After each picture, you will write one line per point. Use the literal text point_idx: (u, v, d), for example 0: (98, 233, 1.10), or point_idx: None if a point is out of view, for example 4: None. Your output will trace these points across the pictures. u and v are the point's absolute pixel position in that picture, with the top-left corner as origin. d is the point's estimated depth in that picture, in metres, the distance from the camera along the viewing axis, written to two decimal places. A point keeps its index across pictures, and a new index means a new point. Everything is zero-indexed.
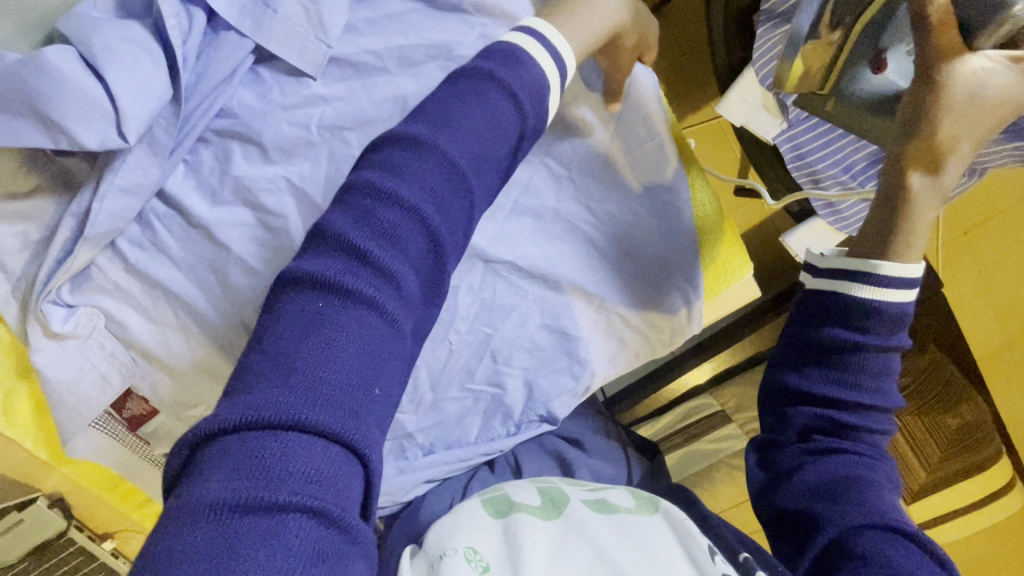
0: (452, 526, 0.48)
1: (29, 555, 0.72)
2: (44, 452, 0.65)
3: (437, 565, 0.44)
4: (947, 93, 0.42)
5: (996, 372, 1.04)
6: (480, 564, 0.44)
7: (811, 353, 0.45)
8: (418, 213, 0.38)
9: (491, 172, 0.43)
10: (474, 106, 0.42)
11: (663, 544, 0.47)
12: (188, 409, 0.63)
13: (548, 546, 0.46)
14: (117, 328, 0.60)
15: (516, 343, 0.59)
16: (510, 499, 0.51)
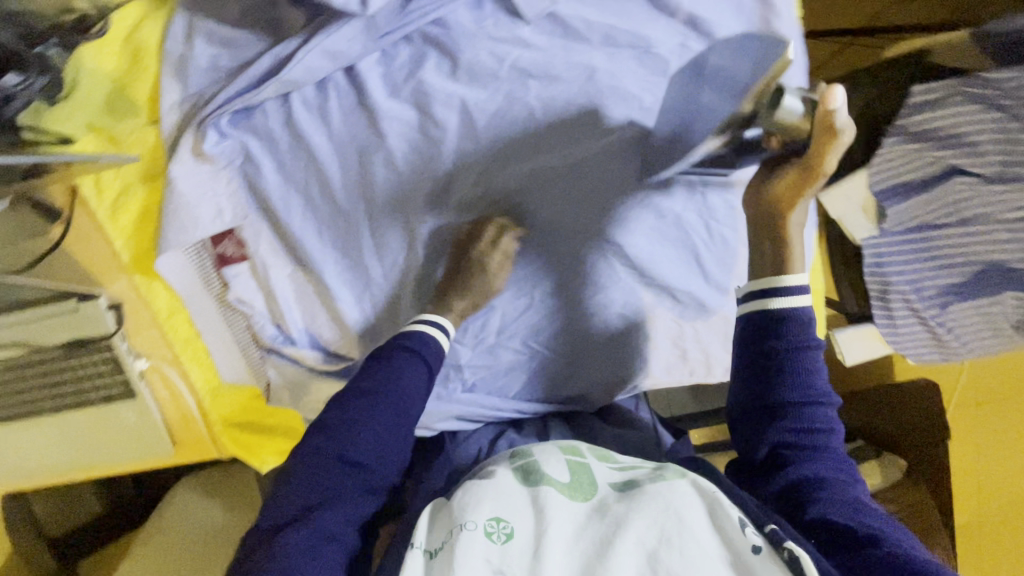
0: (477, 493, 0.54)
1: (66, 345, 0.74)
2: (127, 255, 0.70)
3: (458, 535, 0.50)
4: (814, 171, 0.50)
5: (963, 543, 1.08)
6: (501, 532, 0.50)
7: (761, 389, 0.56)
8: (355, 424, 0.55)
9: (421, 393, 0.59)
10: (382, 358, 0.59)
11: (691, 511, 0.50)
12: (276, 266, 0.68)
13: (570, 527, 0.51)
14: (252, 174, 0.64)
15: (588, 324, 0.66)
16: (540, 471, 0.57)
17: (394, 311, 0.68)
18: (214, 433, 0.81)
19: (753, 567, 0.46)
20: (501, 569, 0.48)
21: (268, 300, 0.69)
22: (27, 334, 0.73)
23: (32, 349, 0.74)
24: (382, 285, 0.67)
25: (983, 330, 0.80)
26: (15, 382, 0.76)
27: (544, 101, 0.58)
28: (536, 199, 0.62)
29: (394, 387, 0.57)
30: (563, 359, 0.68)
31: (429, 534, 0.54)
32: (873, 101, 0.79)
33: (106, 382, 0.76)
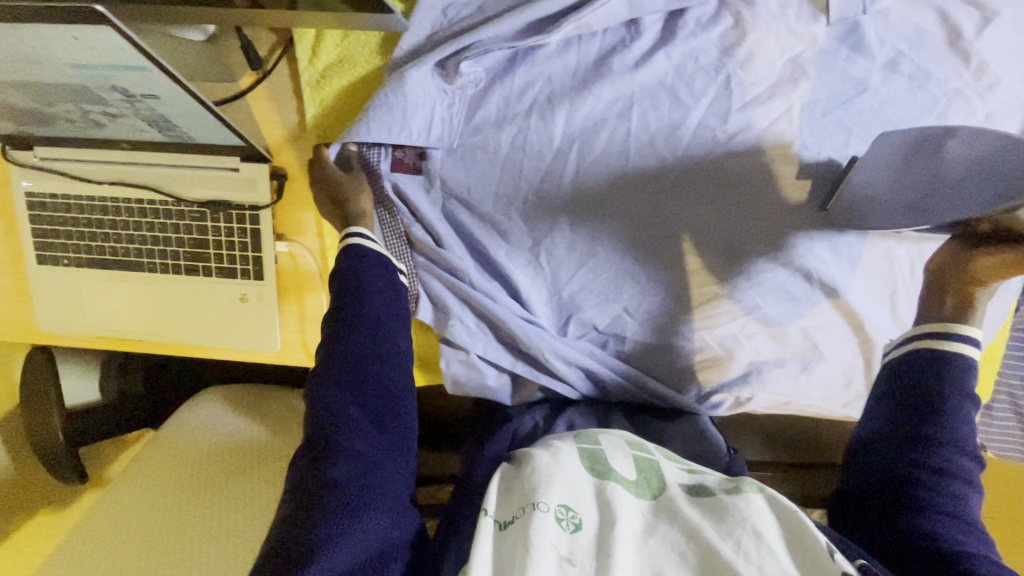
0: (548, 473, 0.50)
1: (208, 202, 0.67)
2: (314, 128, 0.66)
3: (531, 515, 0.46)
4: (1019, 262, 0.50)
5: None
6: (573, 521, 0.47)
7: (909, 418, 0.53)
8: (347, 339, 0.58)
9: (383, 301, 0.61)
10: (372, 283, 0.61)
11: (763, 518, 0.46)
12: (471, 185, 0.65)
13: (638, 526, 0.47)
14: (488, 86, 0.62)
15: (771, 328, 0.65)
16: (609, 463, 0.53)
17: (573, 264, 0.66)
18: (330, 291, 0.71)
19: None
20: (570, 560, 0.45)
21: (447, 218, 0.66)
22: (176, 180, 0.68)
23: (171, 197, 0.68)
24: (569, 236, 0.66)
25: None
26: (133, 228, 0.70)
27: (815, 104, 0.59)
28: (766, 195, 0.61)
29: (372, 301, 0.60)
30: (731, 357, 0.67)
31: (499, 503, 0.51)
32: None
33: (237, 254, 0.69)
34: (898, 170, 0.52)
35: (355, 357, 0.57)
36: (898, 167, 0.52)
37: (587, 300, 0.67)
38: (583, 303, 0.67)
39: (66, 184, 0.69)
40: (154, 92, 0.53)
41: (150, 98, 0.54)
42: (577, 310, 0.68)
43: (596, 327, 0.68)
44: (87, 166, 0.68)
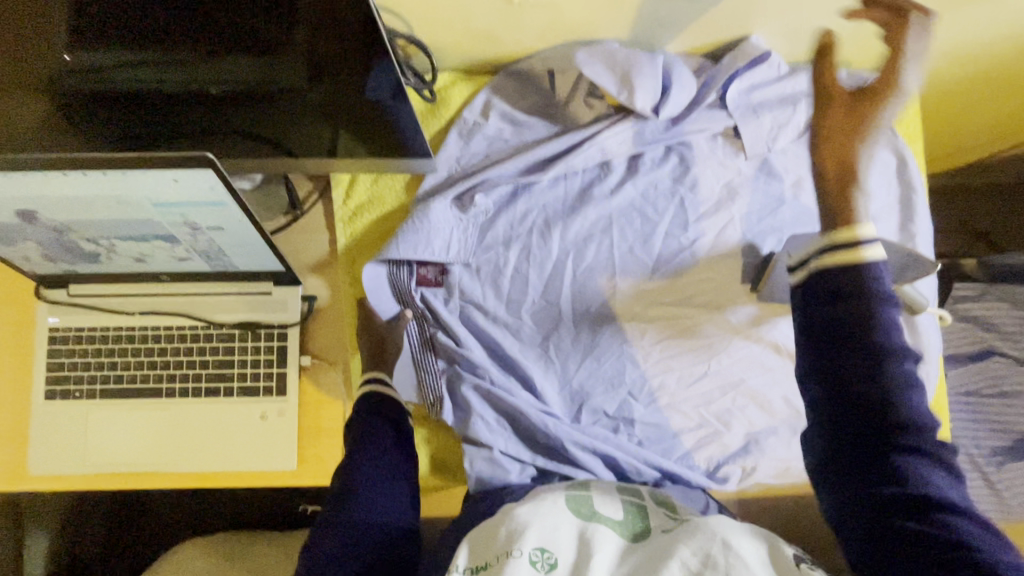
0: (528, 520, 0.53)
1: (240, 323, 0.72)
2: (345, 253, 0.76)
3: (506, 560, 0.49)
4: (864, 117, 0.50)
5: None
6: (547, 562, 0.49)
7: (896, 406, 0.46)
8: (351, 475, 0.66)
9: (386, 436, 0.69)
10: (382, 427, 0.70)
11: (742, 534, 0.49)
12: (483, 293, 0.75)
13: (610, 556, 0.50)
14: (496, 214, 0.76)
15: (757, 398, 0.73)
16: (591, 508, 0.56)
17: (578, 355, 0.74)
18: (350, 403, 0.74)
19: None
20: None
21: (464, 323, 0.75)
22: (209, 305, 0.73)
23: (202, 321, 0.72)
24: (572, 331, 0.75)
25: None
26: (155, 354, 0.72)
27: (750, 214, 0.76)
28: (731, 285, 0.75)
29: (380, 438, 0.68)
30: (728, 429, 0.73)
31: (469, 554, 0.53)
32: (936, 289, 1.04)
33: (262, 372, 0.72)
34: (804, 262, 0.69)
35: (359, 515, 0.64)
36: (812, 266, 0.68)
37: (595, 388, 0.74)
38: (592, 391, 0.74)
39: (94, 316, 0.73)
40: (220, 223, 0.62)
41: (213, 229, 0.63)
42: (587, 397, 0.74)
43: (607, 413, 0.74)
44: (122, 297, 0.73)
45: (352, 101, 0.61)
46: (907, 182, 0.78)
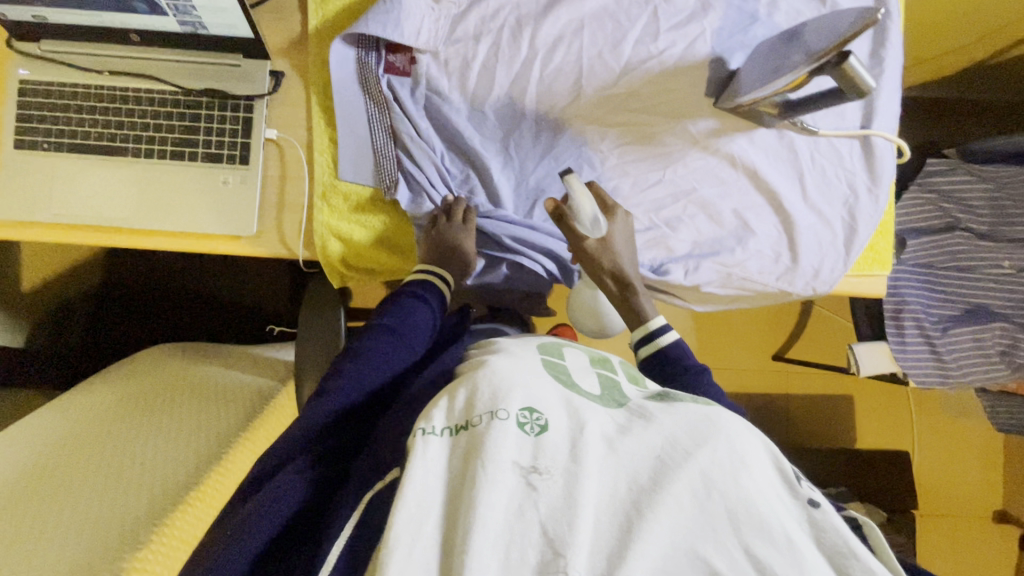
0: (508, 379, 0.44)
1: (205, 91, 0.73)
2: (313, 34, 0.76)
3: (488, 422, 0.40)
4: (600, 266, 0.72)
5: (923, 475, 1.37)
6: (537, 423, 0.41)
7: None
8: (376, 335, 0.70)
9: (409, 315, 0.72)
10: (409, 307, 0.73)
11: (745, 433, 0.43)
12: (449, 86, 0.76)
13: (610, 424, 0.43)
14: (467, 6, 0.76)
15: (706, 207, 0.75)
16: (573, 380, 0.50)
17: (537, 153, 0.76)
18: (312, 180, 0.76)
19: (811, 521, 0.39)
20: (537, 468, 0.38)
21: (427, 114, 0.76)
22: (177, 72, 0.74)
23: (170, 85, 0.73)
24: (534, 130, 0.76)
25: (980, 361, 0.97)
26: (124, 115, 0.74)
27: (723, 27, 0.76)
28: (695, 97, 0.75)
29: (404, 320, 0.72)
30: (674, 232, 0.75)
31: (445, 415, 0.43)
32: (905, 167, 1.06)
33: (226, 140, 0.74)
34: (768, 54, 0.67)
35: (373, 354, 0.67)
36: (773, 55, 0.66)
37: (550, 185, 0.76)
38: (547, 188, 0.76)
39: (63, 72, 0.73)
40: None
41: None
42: (543, 194, 0.76)
43: None
44: (90, 57, 0.74)
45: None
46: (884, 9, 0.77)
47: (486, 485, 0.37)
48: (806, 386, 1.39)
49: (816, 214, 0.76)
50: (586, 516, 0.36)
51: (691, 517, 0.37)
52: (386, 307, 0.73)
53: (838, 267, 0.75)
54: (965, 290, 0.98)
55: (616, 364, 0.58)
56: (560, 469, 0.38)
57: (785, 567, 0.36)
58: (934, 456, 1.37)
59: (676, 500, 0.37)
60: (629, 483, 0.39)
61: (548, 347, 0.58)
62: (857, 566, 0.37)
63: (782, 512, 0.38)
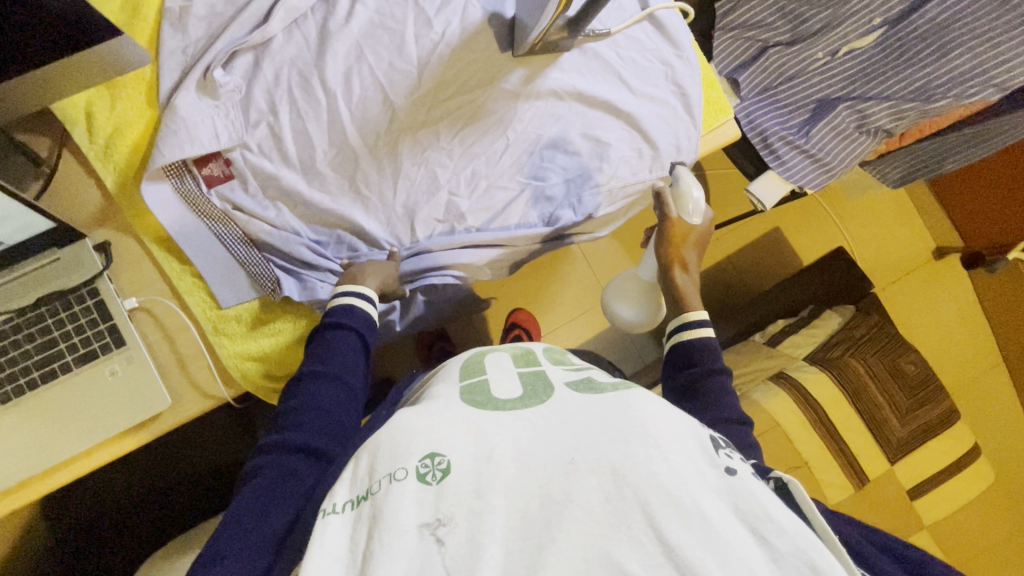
0: (407, 430, 0.47)
1: (40, 300, 0.68)
2: (116, 190, 0.72)
3: (388, 485, 0.43)
4: (681, 253, 0.78)
5: (870, 260, 1.49)
6: (439, 468, 0.43)
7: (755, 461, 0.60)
8: (315, 386, 0.62)
9: (344, 355, 0.65)
10: (339, 344, 0.65)
11: (662, 417, 0.45)
12: (274, 167, 0.74)
13: (521, 438, 0.45)
14: (248, 88, 0.74)
15: (559, 145, 0.78)
16: (491, 392, 0.52)
17: (389, 181, 0.75)
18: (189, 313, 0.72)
19: (736, 487, 0.42)
20: (440, 521, 0.41)
21: (272, 204, 0.74)
22: (0, 298, 0.68)
23: (1, 315, 0.68)
24: (373, 161, 0.75)
25: (842, 141, 1.06)
26: None
27: None
28: (494, 58, 0.78)
29: (341, 361, 0.64)
30: (546, 182, 0.78)
31: (347, 488, 0.47)
32: (704, 20, 1.14)
33: (89, 334, 0.69)
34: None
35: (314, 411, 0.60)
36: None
37: (417, 201, 0.76)
38: (416, 205, 0.76)
39: None
40: None
41: None
42: (416, 211, 0.75)
43: (438, 220, 0.76)
44: None
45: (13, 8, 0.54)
46: None
47: (387, 551, 0.40)
48: (738, 240, 1.47)
49: (650, 100, 0.80)
50: (490, 556, 0.39)
51: (604, 517, 0.40)
52: (313, 347, 0.66)
53: (693, 135, 0.80)
54: (802, 96, 1.07)
55: (540, 353, 0.60)
56: (460, 513, 0.41)
57: (697, 543, 0.38)
58: (867, 240, 1.49)
59: (585, 509, 0.40)
60: (538, 504, 0.41)
61: (473, 362, 0.58)
62: (770, 528, 0.40)
63: (694, 480, 0.41)
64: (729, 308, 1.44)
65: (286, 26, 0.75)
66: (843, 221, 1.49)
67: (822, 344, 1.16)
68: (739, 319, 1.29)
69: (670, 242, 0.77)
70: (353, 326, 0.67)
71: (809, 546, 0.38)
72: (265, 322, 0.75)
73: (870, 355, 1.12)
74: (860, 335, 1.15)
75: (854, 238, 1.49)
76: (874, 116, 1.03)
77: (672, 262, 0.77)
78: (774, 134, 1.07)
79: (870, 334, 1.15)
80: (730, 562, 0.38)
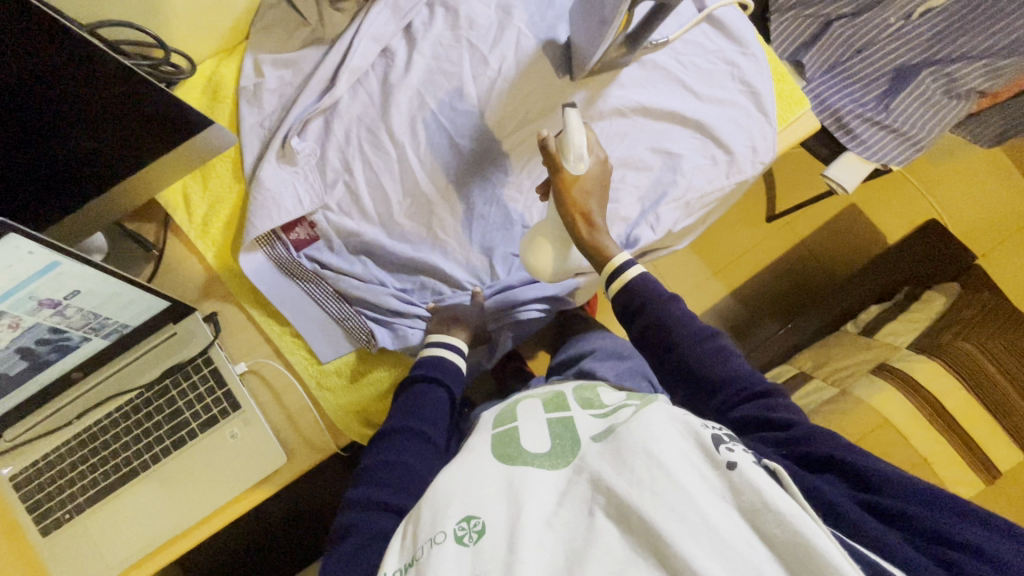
0: (447, 494, 0.51)
1: (164, 373, 0.74)
2: (217, 264, 0.77)
3: (431, 550, 0.47)
4: (584, 209, 0.68)
5: (967, 229, 1.37)
6: (475, 529, 0.47)
7: (729, 385, 0.61)
8: (406, 442, 0.64)
9: (434, 414, 0.67)
10: (431, 399, 0.68)
11: (657, 429, 0.47)
12: (354, 223, 0.76)
13: (548, 500, 0.48)
14: (323, 151, 0.77)
15: (630, 163, 0.76)
16: (519, 443, 0.56)
17: (464, 222, 0.77)
18: (289, 369, 0.76)
19: (735, 485, 0.43)
20: None
21: (357, 259, 0.77)
22: (132, 375, 0.74)
23: (134, 390, 0.74)
24: (447, 205, 0.77)
25: (927, 110, 0.98)
26: (113, 441, 0.73)
27: (533, 16, 0.78)
28: (554, 85, 0.77)
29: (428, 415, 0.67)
30: (620, 202, 0.75)
31: (397, 556, 0.51)
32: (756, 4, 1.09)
33: (209, 400, 0.74)
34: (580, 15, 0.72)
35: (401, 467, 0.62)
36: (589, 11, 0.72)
37: (494, 239, 0.76)
38: (493, 243, 0.76)
39: (40, 445, 0.73)
40: (76, 287, 0.61)
41: (73, 296, 0.62)
42: (493, 248, 0.76)
43: (515, 254, 0.77)
44: (52, 418, 0.74)
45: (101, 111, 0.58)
46: None
47: None
48: (810, 222, 1.39)
49: (718, 103, 0.77)
50: None
51: (619, 552, 0.43)
52: (402, 398, 0.68)
53: (769, 132, 0.77)
54: (875, 70, 1.00)
55: (570, 395, 0.63)
56: (495, 568, 0.44)
57: (707, 554, 0.39)
58: (959, 207, 1.38)
59: (602, 549, 0.42)
60: (565, 554, 0.44)
61: (506, 412, 0.63)
62: (770, 518, 0.41)
63: (691, 487, 0.43)
64: (805, 297, 1.38)
65: (352, 86, 0.78)
66: (926, 193, 1.38)
67: (926, 329, 1.07)
68: (825, 309, 1.22)
69: (567, 205, 0.68)
70: (445, 381, 0.70)
71: (806, 529, 0.39)
72: (361, 374, 0.77)
73: (988, 335, 1.02)
74: (970, 315, 1.06)
75: (943, 208, 1.38)
76: (963, 78, 0.95)
77: (576, 222, 0.68)
78: (849, 111, 1.00)
79: (981, 313, 1.06)
80: (737, 566, 0.39)
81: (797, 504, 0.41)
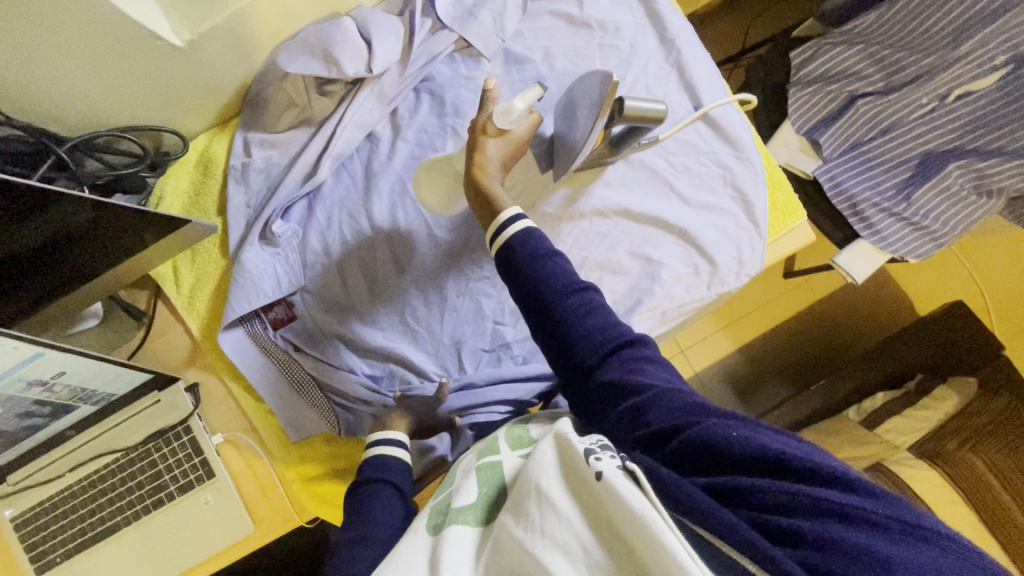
0: None
1: (147, 438, 0.78)
2: (200, 336, 0.80)
3: None
4: (485, 154, 0.64)
5: (1001, 312, 1.29)
6: None
7: (587, 343, 0.54)
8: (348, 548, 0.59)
9: (383, 517, 0.62)
10: (378, 504, 0.63)
11: (539, 461, 0.47)
12: (331, 307, 0.78)
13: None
14: (304, 233, 0.78)
15: (607, 266, 0.73)
16: (451, 503, 0.54)
17: (436, 313, 0.77)
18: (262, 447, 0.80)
19: (604, 497, 0.42)
20: None
21: (329, 340, 0.78)
22: (118, 435, 0.79)
23: (118, 451, 0.79)
24: (420, 296, 0.77)
25: (956, 206, 0.89)
26: (99, 495, 0.79)
27: None
28: (536, 179, 0.74)
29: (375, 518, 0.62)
30: None
31: None
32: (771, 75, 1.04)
33: (185, 466, 0.78)
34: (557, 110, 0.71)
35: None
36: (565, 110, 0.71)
37: (464, 333, 0.77)
38: (463, 336, 0.77)
39: (34, 493, 0.79)
40: (62, 369, 0.65)
41: (60, 375, 0.66)
42: (462, 343, 0.76)
43: (484, 349, 0.77)
44: (45, 469, 0.79)
45: (77, 214, 0.59)
46: (655, 14, 0.79)
47: None
48: (826, 288, 1.33)
49: (706, 209, 0.74)
50: None
51: None
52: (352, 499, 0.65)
53: (759, 244, 0.73)
54: (899, 156, 0.93)
55: (501, 438, 0.61)
56: None
57: None
58: (992, 287, 1.29)
59: None
60: None
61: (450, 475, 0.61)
62: (630, 526, 0.39)
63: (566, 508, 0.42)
64: (813, 366, 1.31)
65: (337, 168, 0.79)
66: (957, 270, 1.30)
67: (930, 433, 1.03)
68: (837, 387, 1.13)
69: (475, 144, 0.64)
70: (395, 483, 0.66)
71: (657, 528, 0.38)
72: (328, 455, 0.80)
73: (990, 450, 0.98)
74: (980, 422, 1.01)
75: (975, 287, 1.30)
76: (993, 176, 0.86)
77: (475, 163, 0.64)
78: (868, 197, 0.93)
79: (993, 424, 1.00)
80: None
81: (650, 501, 0.39)
